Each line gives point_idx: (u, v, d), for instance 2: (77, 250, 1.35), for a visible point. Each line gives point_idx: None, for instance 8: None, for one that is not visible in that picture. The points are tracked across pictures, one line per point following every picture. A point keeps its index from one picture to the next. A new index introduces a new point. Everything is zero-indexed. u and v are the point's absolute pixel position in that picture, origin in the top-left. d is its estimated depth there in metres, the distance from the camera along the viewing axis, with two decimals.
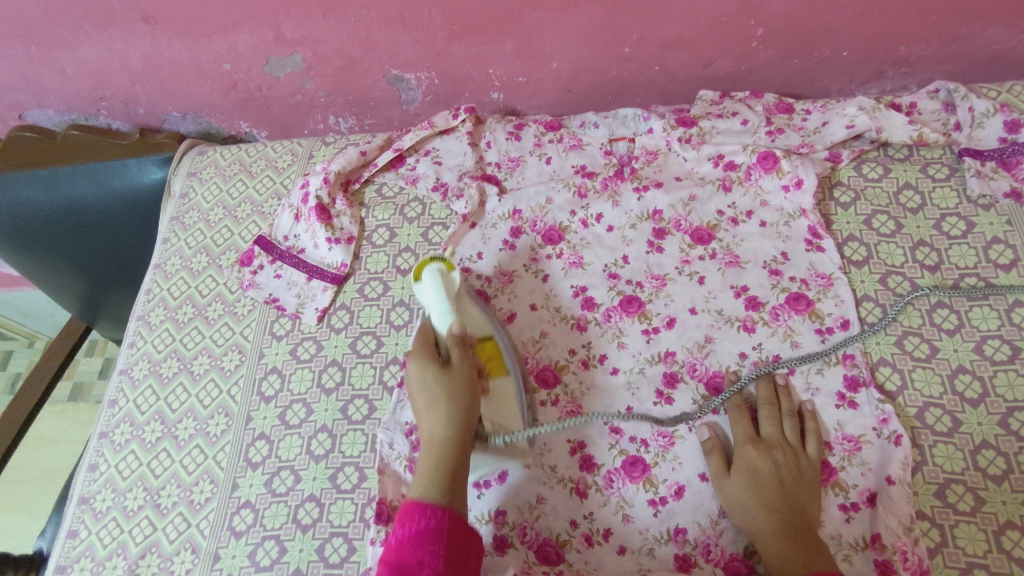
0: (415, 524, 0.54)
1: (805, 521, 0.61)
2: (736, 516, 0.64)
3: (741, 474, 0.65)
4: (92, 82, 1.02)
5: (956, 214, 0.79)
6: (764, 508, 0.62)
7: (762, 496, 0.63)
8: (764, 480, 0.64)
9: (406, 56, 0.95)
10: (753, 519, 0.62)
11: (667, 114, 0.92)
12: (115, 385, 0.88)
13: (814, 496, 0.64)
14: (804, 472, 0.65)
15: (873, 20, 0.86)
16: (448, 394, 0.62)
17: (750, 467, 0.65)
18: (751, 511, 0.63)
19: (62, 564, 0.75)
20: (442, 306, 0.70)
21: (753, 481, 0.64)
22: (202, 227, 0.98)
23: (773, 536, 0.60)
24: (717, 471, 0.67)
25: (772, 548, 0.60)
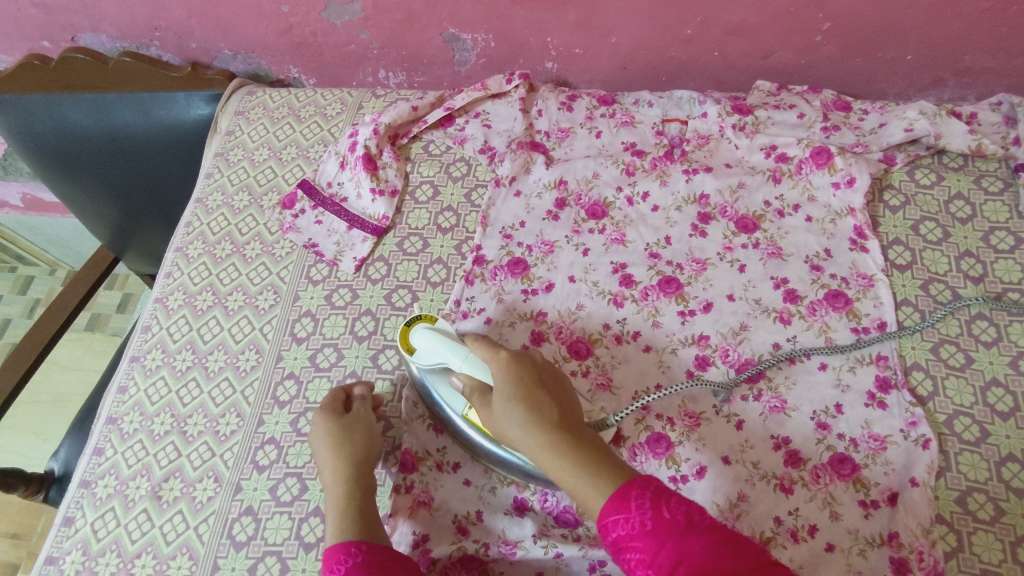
0: (340, 565, 0.56)
1: (576, 438, 0.56)
2: (523, 438, 0.57)
3: (501, 390, 0.60)
4: (148, 11, 1.02)
5: (1005, 228, 0.79)
6: (551, 419, 0.57)
7: (530, 408, 0.58)
8: (515, 391, 0.60)
9: (466, 16, 0.94)
10: (542, 433, 0.56)
11: (723, 100, 0.91)
12: (150, 311, 0.89)
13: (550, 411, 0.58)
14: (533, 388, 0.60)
15: (943, 25, 0.85)
16: (321, 442, 0.67)
17: (525, 381, 0.60)
18: (550, 425, 0.57)
19: (88, 479, 0.77)
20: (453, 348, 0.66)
21: (521, 393, 0.59)
22: (246, 165, 0.99)
23: (546, 450, 0.56)
24: (503, 385, 0.60)
25: (559, 461, 0.55)
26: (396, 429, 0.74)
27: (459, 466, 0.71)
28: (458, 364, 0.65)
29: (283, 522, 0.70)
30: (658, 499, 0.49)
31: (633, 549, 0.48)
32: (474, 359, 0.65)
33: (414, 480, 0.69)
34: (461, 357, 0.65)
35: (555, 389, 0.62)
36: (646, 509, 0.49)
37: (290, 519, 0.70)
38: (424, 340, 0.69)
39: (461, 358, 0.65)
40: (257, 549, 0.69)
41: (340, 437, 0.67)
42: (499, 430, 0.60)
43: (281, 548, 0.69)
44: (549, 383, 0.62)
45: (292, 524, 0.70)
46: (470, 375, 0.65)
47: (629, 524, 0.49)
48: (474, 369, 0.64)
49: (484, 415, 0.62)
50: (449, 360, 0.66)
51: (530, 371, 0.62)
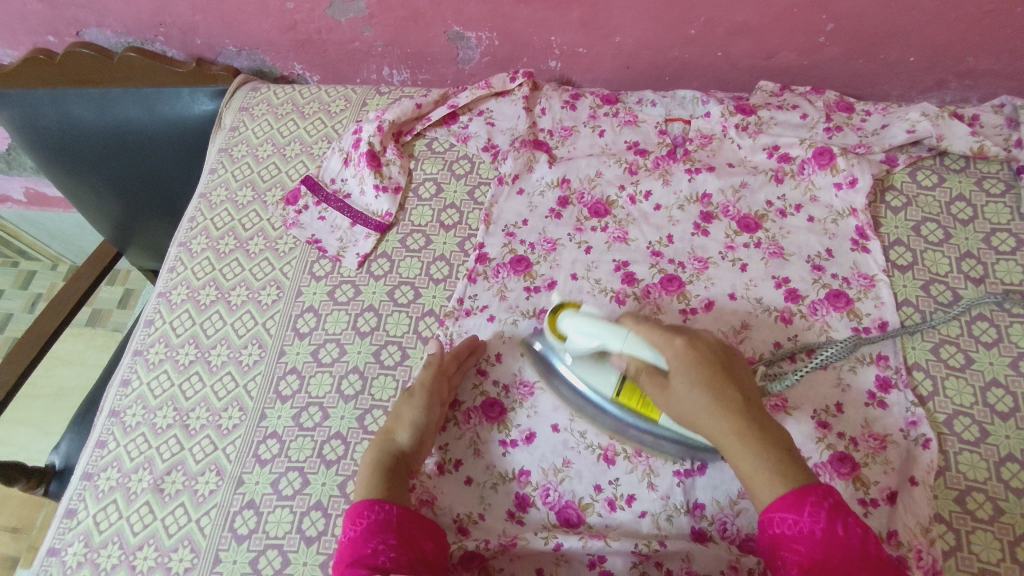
0: (363, 521, 0.59)
1: (763, 426, 0.56)
2: (708, 420, 0.58)
3: (680, 367, 0.60)
4: (153, 6, 1.02)
5: (1006, 230, 0.79)
6: (738, 404, 0.57)
7: (714, 387, 0.58)
8: (698, 369, 0.59)
9: (470, 14, 0.94)
10: (722, 414, 0.57)
11: (726, 100, 0.92)
12: (153, 305, 0.89)
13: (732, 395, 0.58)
14: (714, 366, 0.60)
15: (946, 27, 0.86)
16: (397, 411, 0.70)
17: (704, 361, 0.60)
18: (734, 407, 0.57)
19: (90, 471, 0.77)
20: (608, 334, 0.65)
21: (704, 371, 0.59)
22: (250, 161, 0.99)
23: (728, 433, 0.56)
24: (682, 364, 0.60)
25: (739, 452, 0.55)
26: None
27: (460, 464, 0.71)
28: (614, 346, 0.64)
29: (285, 516, 0.71)
30: (836, 511, 0.51)
31: (794, 550, 0.51)
32: (635, 340, 0.64)
33: (417, 480, 0.70)
34: (620, 342, 0.64)
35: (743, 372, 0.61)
36: (818, 520, 0.51)
37: (292, 513, 0.71)
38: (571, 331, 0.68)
39: (620, 341, 0.64)
40: (259, 542, 0.69)
41: (414, 415, 0.68)
42: (674, 402, 0.60)
43: (283, 542, 0.69)
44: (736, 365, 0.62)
45: (293, 518, 0.70)
46: (635, 357, 0.64)
47: (795, 528, 0.51)
48: (637, 351, 0.63)
49: (657, 389, 0.62)
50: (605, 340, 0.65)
51: (715, 350, 0.61)
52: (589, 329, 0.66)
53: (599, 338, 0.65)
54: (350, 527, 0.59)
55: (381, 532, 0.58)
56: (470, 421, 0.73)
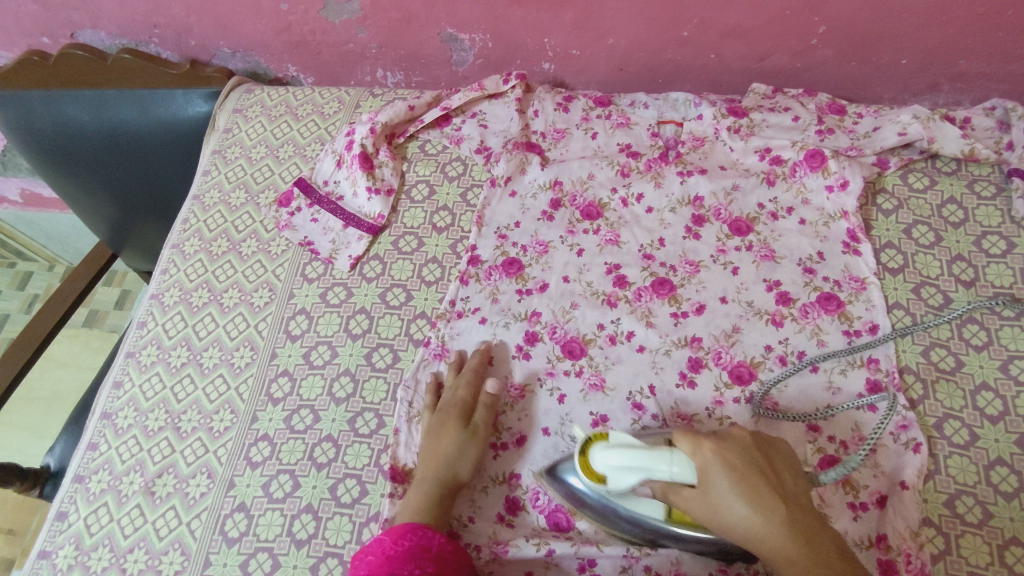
0: (406, 542, 0.60)
1: (817, 539, 0.52)
2: (758, 539, 0.53)
3: (723, 481, 0.54)
4: (147, 8, 1.02)
5: (997, 233, 0.79)
6: (789, 520, 0.53)
7: (764, 496, 0.53)
8: (746, 476, 0.54)
9: (464, 16, 0.95)
10: (779, 527, 0.52)
11: (718, 102, 0.92)
12: (146, 307, 0.89)
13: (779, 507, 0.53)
14: (754, 476, 0.54)
15: (938, 30, 0.86)
16: (457, 442, 0.69)
17: (745, 467, 0.54)
18: (791, 519, 0.53)
19: (81, 474, 0.77)
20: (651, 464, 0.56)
21: (753, 479, 0.54)
22: (243, 163, 0.99)
23: (785, 551, 0.52)
24: (725, 476, 0.54)
25: (796, 572, 0.52)
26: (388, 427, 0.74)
27: None
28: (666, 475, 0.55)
29: (276, 519, 0.71)
30: None
31: None
32: (685, 465, 0.55)
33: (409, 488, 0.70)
34: (668, 472, 0.55)
35: (783, 463, 0.57)
36: None
37: (282, 516, 0.71)
38: (607, 465, 0.58)
39: (668, 470, 0.55)
40: (249, 545, 0.69)
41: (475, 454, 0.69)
42: (722, 514, 0.54)
43: (273, 544, 0.69)
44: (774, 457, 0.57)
45: (284, 521, 0.70)
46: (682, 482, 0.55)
47: None
48: (686, 477, 0.55)
49: (698, 507, 0.55)
50: (651, 472, 0.56)
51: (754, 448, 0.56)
52: (628, 462, 0.56)
53: (642, 472, 0.56)
54: (393, 544, 0.60)
55: (419, 557, 0.59)
56: None
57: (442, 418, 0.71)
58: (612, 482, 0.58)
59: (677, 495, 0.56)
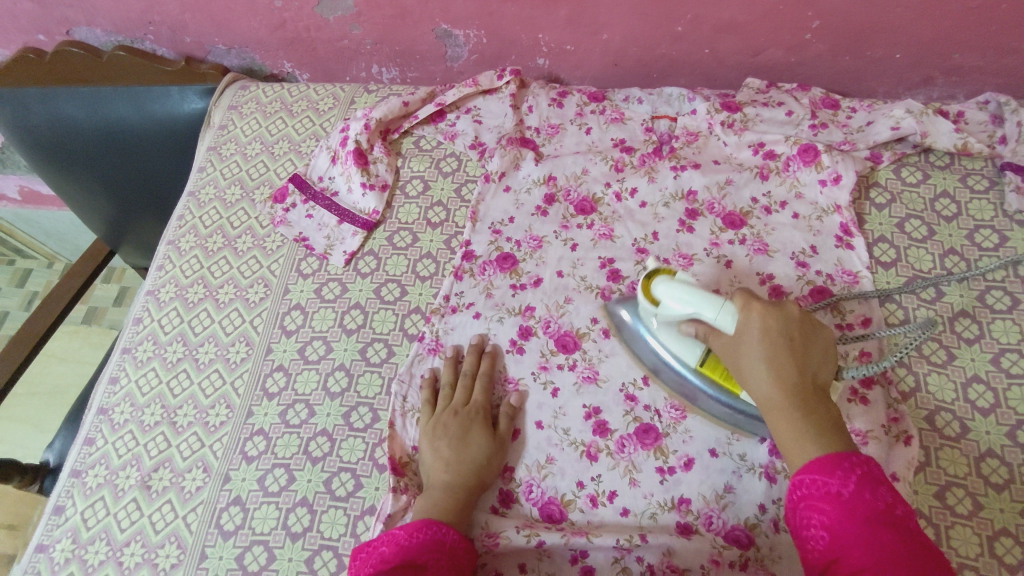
0: (422, 533, 0.60)
1: (814, 403, 0.55)
2: (764, 386, 0.56)
3: (753, 328, 0.58)
4: (143, 5, 1.02)
5: (990, 226, 0.80)
6: (795, 375, 0.55)
7: (782, 360, 0.56)
8: (769, 340, 0.57)
9: (458, 12, 0.95)
10: (783, 379, 0.55)
11: (712, 97, 0.92)
12: (142, 303, 0.89)
13: (795, 363, 0.56)
14: (788, 331, 0.57)
15: (931, 24, 0.86)
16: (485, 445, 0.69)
17: (784, 326, 0.57)
18: (792, 384, 0.55)
19: (78, 468, 0.78)
20: (698, 303, 0.62)
21: (776, 343, 0.57)
22: (239, 159, 0.99)
23: (783, 416, 0.55)
24: (760, 323, 0.57)
25: (783, 417, 0.55)
26: (382, 422, 0.75)
27: None
28: (708, 315, 0.61)
29: (271, 512, 0.71)
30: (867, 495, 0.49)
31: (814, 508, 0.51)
32: (730, 309, 0.60)
33: (405, 483, 0.70)
34: (713, 312, 0.60)
35: (822, 349, 0.58)
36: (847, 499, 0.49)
37: (278, 509, 0.71)
38: (670, 295, 0.64)
39: (714, 311, 0.60)
40: (245, 538, 0.70)
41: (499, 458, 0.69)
42: (741, 367, 0.58)
43: (269, 538, 0.70)
44: (813, 337, 0.58)
45: (279, 514, 0.71)
46: (721, 330, 0.61)
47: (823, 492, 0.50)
48: (726, 322, 0.60)
49: (728, 348, 0.60)
50: (698, 310, 0.62)
51: (796, 321, 0.58)
52: (683, 296, 0.63)
53: (693, 308, 0.62)
54: (410, 534, 0.60)
55: (436, 554, 0.59)
56: None
57: (466, 422, 0.70)
58: (665, 308, 0.65)
59: (719, 347, 0.61)
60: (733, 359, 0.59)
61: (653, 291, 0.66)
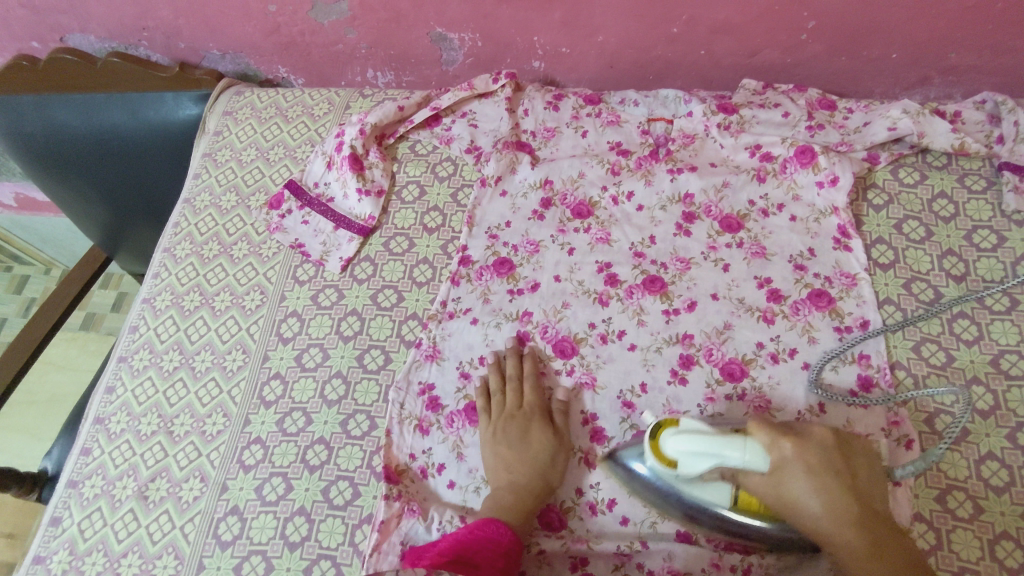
0: (483, 531, 0.61)
1: (887, 536, 0.54)
2: (834, 530, 0.55)
3: (800, 475, 0.56)
4: (136, 11, 1.02)
5: (988, 227, 0.79)
6: (856, 510, 0.55)
7: (831, 491, 0.55)
8: (812, 475, 0.56)
9: (452, 15, 0.94)
10: (850, 512, 0.55)
11: (709, 99, 0.92)
12: (138, 312, 0.89)
13: (851, 496, 0.55)
14: (830, 463, 0.57)
15: (927, 24, 0.85)
16: (546, 443, 0.69)
17: (821, 455, 0.57)
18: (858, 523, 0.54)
19: (75, 479, 0.77)
20: (718, 452, 0.55)
21: (820, 475, 0.56)
22: (234, 165, 0.99)
23: (850, 547, 0.54)
24: (804, 464, 0.56)
25: (862, 561, 0.54)
26: (380, 430, 0.74)
27: (443, 468, 0.71)
28: (736, 461, 0.55)
29: (268, 522, 0.71)
30: None
31: None
32: (756, 449, 0.55)
33: (401, 490, 0.70)
34: (740, 454, 0.55)
35: (858, 469, 0.58)
36: None
37: (275, 519, 0.71)
38: (677, 451, 0.56)
39: (739, 454, 0.55)
40: (242, 548, 0.70)
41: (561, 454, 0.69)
42: (793, 508, 0.56)
43: (266, 547, 0.69)
44: (844, 457, 0.58)
45: (277, 523, 0.70)
46: (752, 470, 0.55)
47: None
48: (759, 459, 0.55)
49: (771, 495, 0.57)
50: (721, 458, 0.55)
51: (829, 445, 0.58)
52: (699, 450, 0.55)
53: (714, 456, 0.55)
54: (472, 530, 0.61)
55: (492, 553, 0.59)
56: (454, 425, 0.73)
57: (524, 423, 0.70)
58: (685, 467, 0.56)
59: (756, 489, 0.57)
60: (773, 491, 0.57)
61: (664, 451, 0.57)
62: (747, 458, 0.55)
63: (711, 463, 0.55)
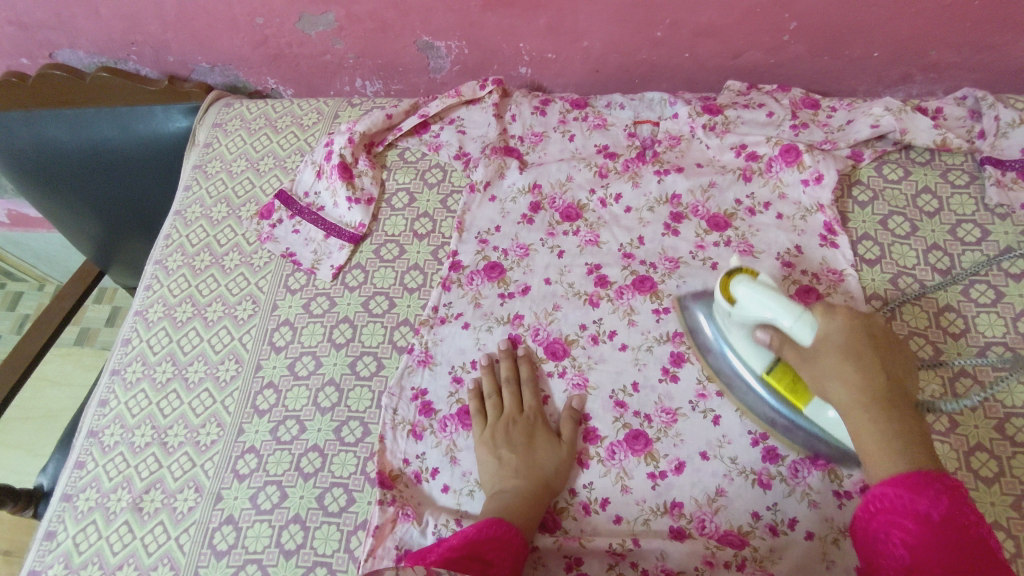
0: (490, 529, 0.59)
1: (901, 416, 0.54)
2: (847, 395, 0.56)
3: (832, 341, 0.57)
4: (124, 26, 1.03)
5: (972, 221, 0.80)
6: (878, 383, 0.55)
7: (870, 366, 0.55)
8: (856, 345, 0.57)
9: (439, 24, 0.95)
10: (869, 382, 0.55)
11: (694, 101, 0.93)
12: (130, 324, 0.89)
13: (877, 369, 0.55)
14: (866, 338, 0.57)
15: (906, 22, 0.86)
16: (548, 451, 0.69)
17: (866, 338, 0.57)
18: (873, 392, 0.55)
19: (69, 492, 0.77)
20: (772, 314, 0.59)
21: (858, 351, 0.56)
22: (224, 177, 1.00)
23: (863, 421, 0.54)
24: (841, 334, 0.57)
25: (866, 426, 0.54)
26: (374, 435, 0.75)
27: (437, 472, 0.72)
28: (788, 324, 0.58)
29: (263, 530, 0.71)
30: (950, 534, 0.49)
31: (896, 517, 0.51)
32: (808, 318, 0.57)
33: (395, 495, 0.70)
34: (791, 320, 0.58)
35: (898, 361, 0.57)
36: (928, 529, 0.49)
37: (271, 527, 0.71)
38: (750, 296, 0.61)
39: (792, 317, 0.58)
40: (238, 557, 0.70)
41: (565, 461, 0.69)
42: (820, 377, 0.58)
43: (262, 556, 0.69)
44: (892, 350, 0.58)
45: (272, 531, 0.70)
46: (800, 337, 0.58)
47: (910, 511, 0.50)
48: (806, 330, 0.57)
49: (803, 358, 0.59)
50: (774, 317, 0.59)
51: (878, 331, 0.58)
52: (763, 303, 0.60)
53: (772, 314, 0.59)
54: (478, 528, 0.59)
55: (502, 551, 0.58)
56: (447, 429, 0.74)
57: (528, 431, 0.70)
58: (741, 306, 0.62)
59: (793, 354, 0.60)
60: (808, 364, 0.59)
61: (733, 289, 0.63)
62: (800, 325, 0.57)
63: (765, 318, 0.60)
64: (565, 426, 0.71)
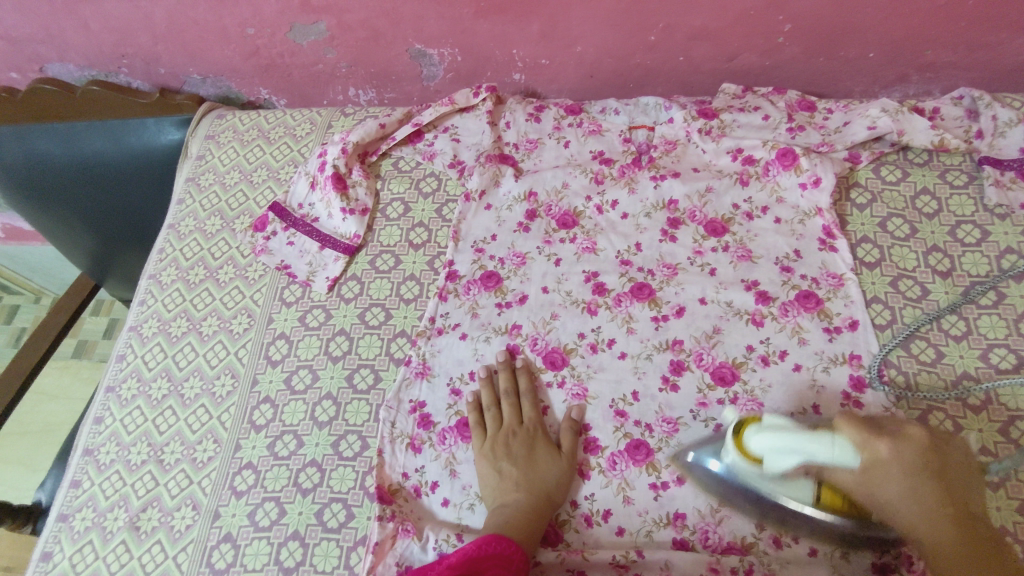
0: (491, 546, 0.58)
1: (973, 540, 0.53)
2: (918, 526, 0.54)
3: (893, 471, 0.53)
4: (115, 39, 1.02)
5: (971, 222, 0.79)
6: (944, 507, 0.53)
7: (923, 491, 0.53)
8: (910, 466, 0.54)
9: (431, 31, 0.95)
10: (940, 511, 0.53)
11: (689, 105, 0.92)
12: (125, 340, 0.89)
13: (939, 491, 0.53)
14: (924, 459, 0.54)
15: (901, 22, 0.86)
16: (549, 460, 0.68)
17: (921, 453, 0.54)
18: (945, 521, 0.53)
19: (65, 512, 0.76)
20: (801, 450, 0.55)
21: (919, 479, 0.53)
22: (218, 189, 0.99)
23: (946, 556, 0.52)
24: (898, 465, 0.53)
25: (947, 558, 0.52)
26: (372, 449, 0.74)
27: (436, 486, 0.71)
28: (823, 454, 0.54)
29: (262, 548, 0.70)
30: None
31: None
32: (844, 443, 0.54)
33: (395, 510, 0.69)
34: (827, 447, 0.54)
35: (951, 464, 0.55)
36: None
37: (270, 544, 0.70)
38: (763, 445, 0.57)
39: (828, 448, 0.54)
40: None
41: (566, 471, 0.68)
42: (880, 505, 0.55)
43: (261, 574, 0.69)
44: (942, 452, 0.55)
45: (271, 549, 0.70)
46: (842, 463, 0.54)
47: None
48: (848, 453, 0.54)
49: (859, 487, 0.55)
50: (807, 452, 0.54)
51: (926, 444, 0.55)
52: (784, 444, 0.55)
53: (798, 454, 0.55)
54: (478, 545, 0.58)
55: (502, 568, 0.57)
56: (446, 442, 0.73)
57: (528, 441, 0.70)
58: (770, 465, 0.57)
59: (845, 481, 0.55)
60: (863, 489, 0.55)
61: (749, 448, 0.58)
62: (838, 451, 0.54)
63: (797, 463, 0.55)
64: (565, 436, 0.70)
